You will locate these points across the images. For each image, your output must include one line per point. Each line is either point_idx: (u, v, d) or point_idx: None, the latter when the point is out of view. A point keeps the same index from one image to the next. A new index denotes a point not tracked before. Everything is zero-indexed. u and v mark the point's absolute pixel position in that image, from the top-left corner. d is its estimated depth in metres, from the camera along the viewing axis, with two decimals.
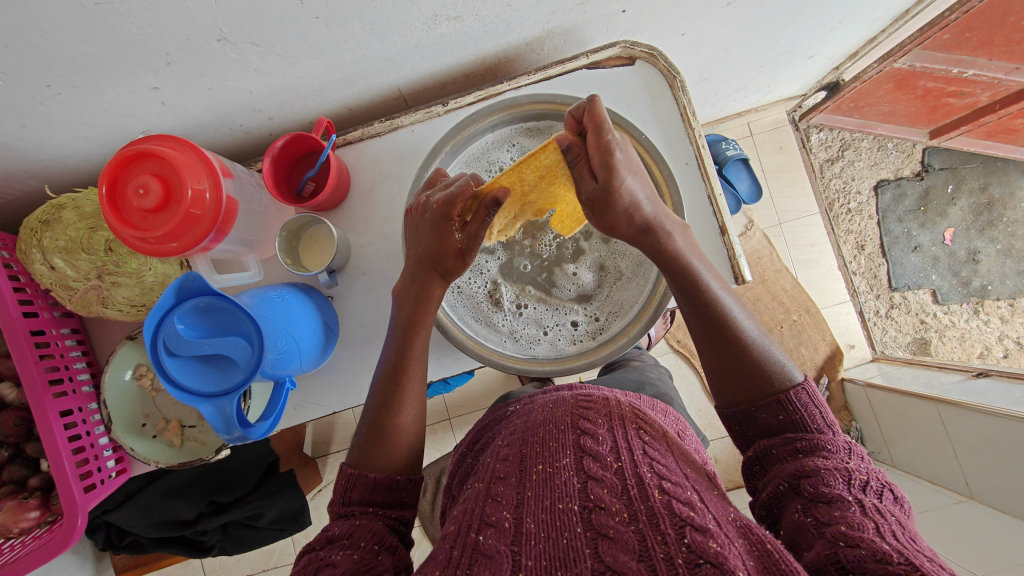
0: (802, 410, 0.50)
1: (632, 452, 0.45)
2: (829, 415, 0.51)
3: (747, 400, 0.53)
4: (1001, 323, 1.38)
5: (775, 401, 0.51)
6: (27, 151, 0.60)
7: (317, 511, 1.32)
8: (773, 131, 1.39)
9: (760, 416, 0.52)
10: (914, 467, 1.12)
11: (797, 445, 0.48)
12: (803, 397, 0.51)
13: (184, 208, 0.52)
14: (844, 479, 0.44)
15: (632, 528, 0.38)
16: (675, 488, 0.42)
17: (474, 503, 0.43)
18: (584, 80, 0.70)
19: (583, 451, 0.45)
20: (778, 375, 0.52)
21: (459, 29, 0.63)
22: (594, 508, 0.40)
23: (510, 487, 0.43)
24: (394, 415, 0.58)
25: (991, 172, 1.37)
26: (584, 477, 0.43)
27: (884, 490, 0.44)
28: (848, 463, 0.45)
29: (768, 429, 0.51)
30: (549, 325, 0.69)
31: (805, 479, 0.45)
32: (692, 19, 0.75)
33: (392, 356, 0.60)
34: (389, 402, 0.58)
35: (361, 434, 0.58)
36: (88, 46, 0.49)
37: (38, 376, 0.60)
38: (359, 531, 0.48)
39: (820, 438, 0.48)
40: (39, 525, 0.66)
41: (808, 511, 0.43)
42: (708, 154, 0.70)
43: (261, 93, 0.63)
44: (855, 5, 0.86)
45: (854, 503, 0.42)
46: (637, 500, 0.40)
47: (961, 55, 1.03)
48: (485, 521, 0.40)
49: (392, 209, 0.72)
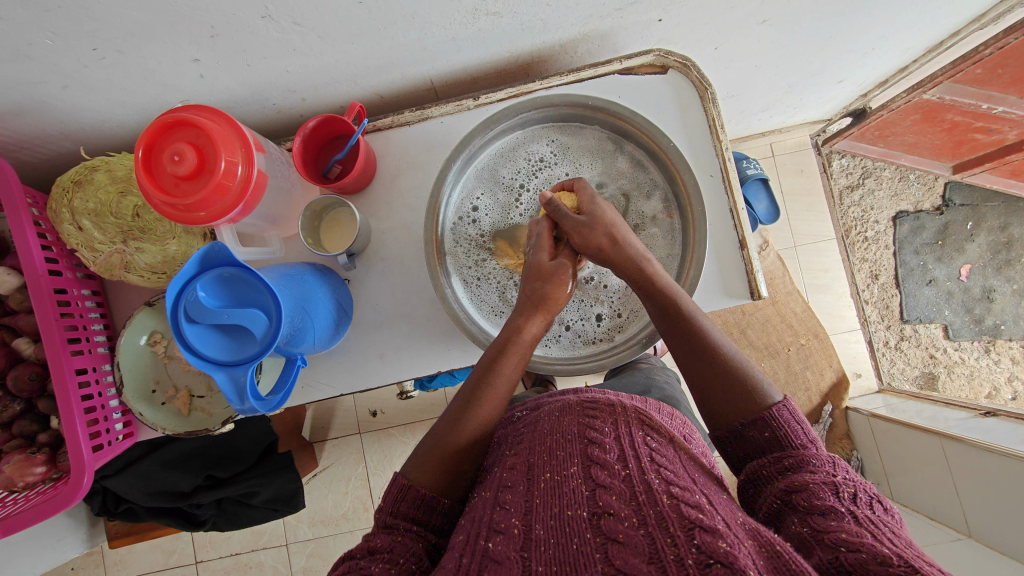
0: (785, 427, 0.50)
1: (640, 459, 0.45)
2: (811, 430, 0.51)
3: (734, 418, 0.53)
4: (1011, 364, 1.37)
5: (759, 418, 0.51)
6: (66, 112, 0.61)
7: (311, 495, 1.33)
8: (795, 153, 1.39)
9: (747, 434, 0.52)
10: (913, 502, 1.11)
11: (785, 462, 0.48)
12: (785, 414, 0.51)
13: (216, 179, 0.52)
14: (834, 490, 0.44)
15: (642, 531, 0.38)
16: (683, 492, 0.42)
17: (483, 510, 0.44)
18: (615, 85, 0.71)
19: (590, 459, 0.46)
20: (758, 395, 0.53)
21: (496, 24, 0.63)
22: (603, 514, 0.40)
23: (518, 495, 0.44)
24: (461, 432, 0.55)
25: (1012, 212, 1.36)
26: (593, 485, 0.43)
27: (874, 501, 0.43)
28: (835, 475, 0.45)
29: (757, 449, 0.51)
30: (571, 319, 0.69)
31: (796, 492, 0.45)
32: (726, 34, 0.75)
33: (478, 379, 0.58)
34: (461, 418, 0.56)
35: (423, 446, 0.55)
36: (135, 12, 0.50)
37: (57, 333, 0.61)
38: (399, 547, 0.47)
39: (806, 453, 0.48)
40: (44, 480, 0.67)
41: (806, 522, 0.42)
42: (733, 167, 0.70)
43: (297, 74, 0.64)
44: (888, 32, 0.86)
45: (847, 514, 0.41)
46: (646, 505, 0.40)
47: (991, 91, 1.02)
48: (495, 529, 0.41)
49: (415, 198, 0.73)
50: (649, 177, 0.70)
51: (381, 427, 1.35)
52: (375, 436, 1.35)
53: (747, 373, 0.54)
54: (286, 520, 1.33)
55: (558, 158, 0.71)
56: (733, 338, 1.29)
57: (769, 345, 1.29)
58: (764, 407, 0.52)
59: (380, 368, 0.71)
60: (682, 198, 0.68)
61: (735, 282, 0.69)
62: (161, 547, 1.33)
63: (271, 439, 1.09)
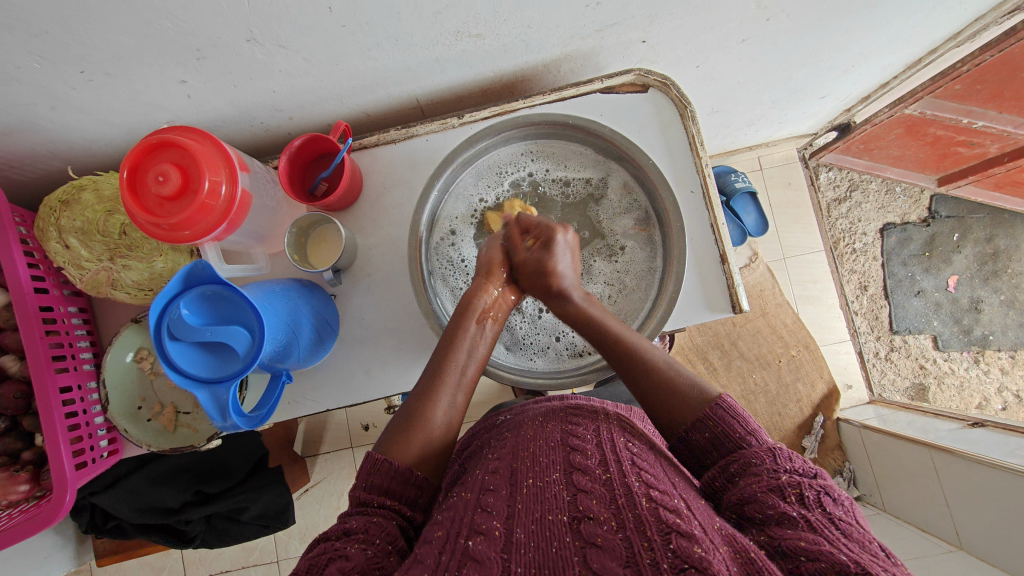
0: (720, 423, 0.50)
1: (621, 464, 0.45)
2: (752, 422, 0.50)
3: (680, 424, 0.53)
4: (1001, 375, 1.39)
5: (700, 420, 0.51)
6: (54, 132, 0.62)
7: (301, 510, 1.32)
8: (782, 167, 1.41)
9: (691, 438, 0.51)
10: (905, 513, 1.11)
11: (731, 468, 0.47)
12: (719, 412, 0.51)
13: (200, 199, 0.53)
14: (780, 494, 0.42)
15: (620, 535, 0.38)
16: (662, 496, 0.42)
17: (463, 512, 0.42)
18: (596, 104, 0.72)
19: (572, 466, 0.45)
20: (699, 396, 0.53)
21: (480, 45, 0.65)
22: (583, 519, 0.40)
23: (500, 499, 0.43)
24: (428, 406, 0.56)
25: (997, 224, 1.38)
26: (574, 491, 0.43)
27: (822, 495, 0.42)
28: (778, 476, 0.44)
29: (700, 450, 0.51)
30: (564, 331, 0.70)
31: (747, 504, 0.44)
32: (706, 53, 0.77)
33: (438, 355, 0.60)
34: (426, 393, 0.57)
35: (395, 421, 0.56)
36: (122, 37, 0.51)
37: (42, 351, 0.62)
38: (375, 528, 0.45)
39: (748, 454, 0.47)
40: (27, 499, 0.66)
41: (763, 531, 0.42)
42: (713, 183, 0.71)
43: (284, 94, 0.66)
44: (866, 50, 0.88)
45: (800, 520, 0.40)
46: (625, 509, 0.40)
47: (971, 106, 1.04)
48: (475, 530, 0.40)
49: (400, 214, 0.74)
50: (632, 198, 0.72)
51: (373, 440, 1.35)
52: (367, 450, 1.35)
53: (685, 375, 0.56)
54: (276, 536, 1.32)
55: (536, 165, 0.73)
56: (724, 350, 1.29)
57: (759, 356, 1.28)
58: (700, 409, 0.52)
59: (365, 383, 0.71)
60: (662, 214, 0.70)
61: (716, 296, 0.70)
62: (150, 565, 1.32)
63: (262, 453, 1.10)
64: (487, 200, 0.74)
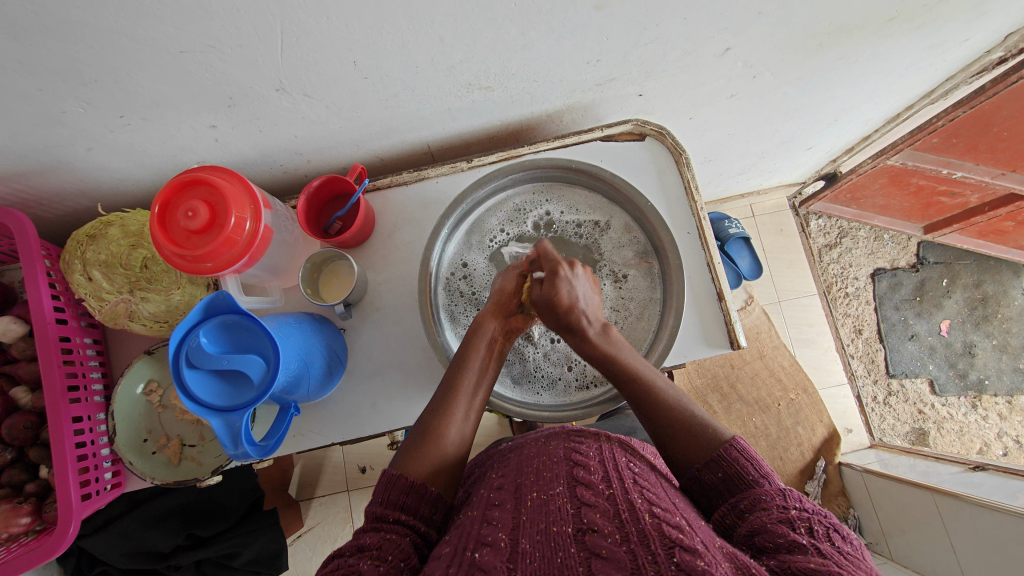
0: (735, 465, 0.51)
1: (623, 481, 0.46)
2: (763, 465, 0.52)
3: (695, 460, 0.54)
4: (999, 420, 1.40)
5: (713, 458, 0.52)
6: (86, 172, 0.66)
7: (294, 556, 1.28)
8: (774, 214, 1.46)
9: (704, 477, 0.52)
10: (912, 561, 1.08)
11: (742, 506, 0.48)
12: (732, 453, 0.52)
13: (225, 233, 0.56)
14: (790, 526, 0.44)
15: (625, 548, 0.39)
16: (665, 513, 0.42)
17: (470, 527, 0.44)
18: (596, 151, 0.77)
19: (576, 480, 0.46)
20: (710, 435, 0.54)
21: (488, 97, 0.70)
22: (588, 531, 0.41)
23: (505, 512, 0.44)
24: (441, 421, 0.58)
25: (984, 270, 1.43)
26: (578, 503, 0.44)
27: (830, 531, 0.43)
28: (788, 511, 0.45)
29: (714, 492, 0.52)
30: (575, 360, 0.72)
31: (758, 535, 0.45)
32: (699, 107, 0.83)
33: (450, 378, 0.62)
34: (439, 409, 0.59)
35: (409, 439, 0.57)
36: (164, 86, 0.56)
37: (58, 380, 0.63)
38: (388, 544, 0.46)
39: (758, 492, 0.48)
40: (27, 533, 0.66)
41: (774, 557, 0.42)
42: (709, 225, 0.75)
43: (305, 138, 0.70)
44: (847, 106, 0.94)
45: (810, 547, 0.41)
46: (628, 523, 0.41)
47: (949, 158, 1.10)
48: (482, 542, 0.41)
49: (410, 251, 0.77)
50: (631, 237, 0.76)
51: (370, 483, 1.33)
52: (364, 493, 1.32)
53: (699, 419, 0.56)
54: None
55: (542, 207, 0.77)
56: (723, 392, 1.29)
57: (758, 399, 1.29)
58: (715, 449, 0.53)
59: (371, 416, 0.72)
60: (661, 251, 0.73)
61: (715, 331, 0.72)
62: None
63: (257, 495, 1.09)
64: (497, 236, 0.77)
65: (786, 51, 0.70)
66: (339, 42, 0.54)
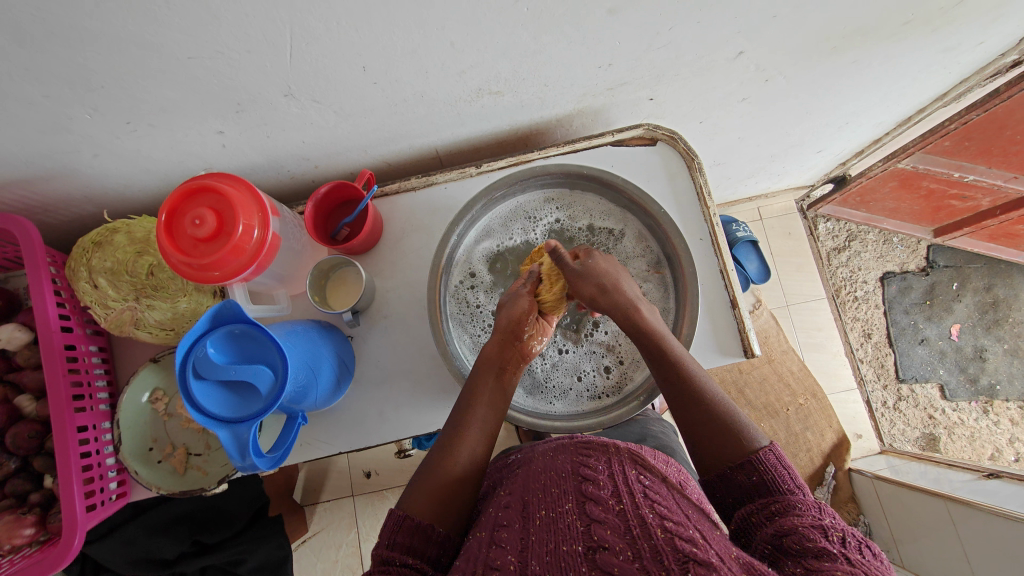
0: (771, 469, 0.50)
1: (633, 495, 0.45)
2: (798, 477, 0.51)
3: (721, 463, 0.53)
4: (1011, 425, 1.38)
5: (746, 461, 0.51)
6: (91, 178, 0.65)
7: (298, 562, 1.27)
8: (782, 217, 1.45)
9: (734, 477, 0.52)
10: (924, 568, 1.06)
11: (771, 507, 0.48)
12: (771, 457, 0.51)
13: (234, 241, 0.55)
14: (821, 533, 0.42)
15: (637, 565, 0.38)
16: (677, 527, 0.41)
17: (478, 550, 0.43)
18: (607, 156, 0.76)
19: (584, 496, 0.45)
20: (743, 439, 0.53)
21: (498, 102, 0.69)
22: (599, 550, 0.40)
23: (513, 532, 0.44)
24: (447, 456, 0.56)
25: (995, 274, 1.41)
26: (588, 521, 0.42)
27: (862, 546, 0.42)
28: (821, 519, 0.44)
29: (743, 491, 0.51)
30: (585, 371, 0.71)
31: (785, 537, 0.44)
32: (709, 111, 0.82)
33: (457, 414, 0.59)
34: (445, 445, 0.57)
35: (416, 477, 0.55)
36: (170, 92, 0.55)
37: (62, 389, 0.62)
38: None
39: (791, 498, 0.47)
40: (30, 544, 0.65)
41: (799, 563, 0.41)
42: (722, 231, 0.74)
43: (313, 144, 0.69)
44: (859, 109, 0.93)
45: (840, 556, 0.40)
46: (640, 539, 0.40)
47: (961, 161, 1.09)
48: (490, 565, 0.40)
49: (419, 258, 0.76)
50: (642, 243, 0.75)
51: (375, 489, 1.32)
52: (369, 499, 1.31)
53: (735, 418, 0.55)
54: None
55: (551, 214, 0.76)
56: (731, 398, 1.28)
57: (767, 405, 1.27)
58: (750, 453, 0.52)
59: (379, 426, 0.71)
60: (673, 258, 0.72)
61: (728, 340, 0.71)
62: None
63: (262, 502, 1.08)
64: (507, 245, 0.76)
65: (799, 55, 0.69)
66: (349, 47, 0.53)
